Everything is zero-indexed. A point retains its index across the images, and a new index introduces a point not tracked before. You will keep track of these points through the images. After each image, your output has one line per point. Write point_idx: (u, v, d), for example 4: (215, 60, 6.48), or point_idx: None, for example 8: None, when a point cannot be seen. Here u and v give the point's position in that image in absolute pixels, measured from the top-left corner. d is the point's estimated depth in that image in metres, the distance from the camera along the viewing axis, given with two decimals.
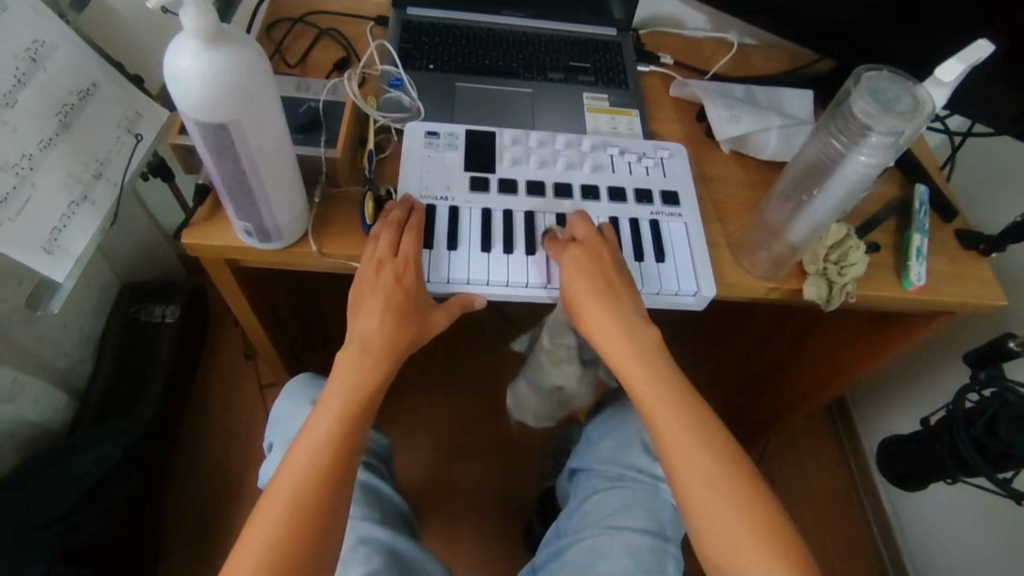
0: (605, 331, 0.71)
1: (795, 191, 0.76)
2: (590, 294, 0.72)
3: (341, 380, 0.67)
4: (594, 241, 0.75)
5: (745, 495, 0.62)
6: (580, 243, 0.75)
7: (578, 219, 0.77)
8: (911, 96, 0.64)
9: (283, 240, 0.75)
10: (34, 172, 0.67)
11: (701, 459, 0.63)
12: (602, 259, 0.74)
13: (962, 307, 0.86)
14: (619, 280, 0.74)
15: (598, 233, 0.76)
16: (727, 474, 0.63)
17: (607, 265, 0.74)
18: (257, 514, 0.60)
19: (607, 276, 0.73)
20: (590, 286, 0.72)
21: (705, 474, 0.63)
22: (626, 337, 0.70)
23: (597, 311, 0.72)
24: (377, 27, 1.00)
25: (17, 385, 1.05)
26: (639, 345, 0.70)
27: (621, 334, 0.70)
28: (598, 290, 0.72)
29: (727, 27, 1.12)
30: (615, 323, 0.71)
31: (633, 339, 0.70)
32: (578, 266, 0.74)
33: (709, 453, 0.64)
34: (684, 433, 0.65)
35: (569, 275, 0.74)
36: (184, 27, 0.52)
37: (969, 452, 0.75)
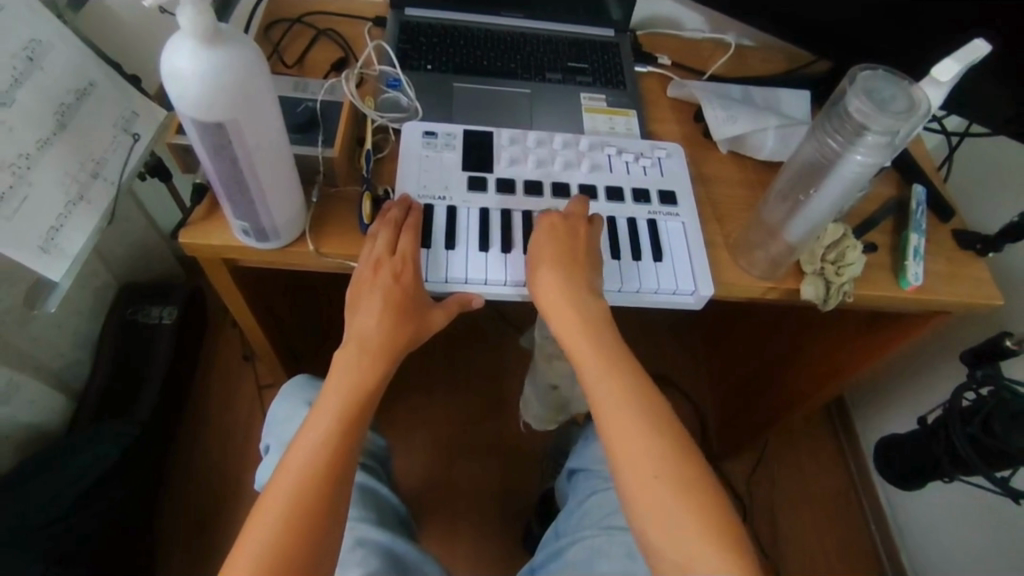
0: (562, 314, 0.70)
1: (792, 191, 0.76)
2: (552, 286, 0.71)
3: (340, 379, 0.67)
4: (576, 220, 0.75)
5: (693, 493, 0.60)
6: (557, 225, 0.74)
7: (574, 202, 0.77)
8: (907, 96, 0.64)
9: (281, 239, 0.75)
10: (31, 171, 0.67)
11: (646, 447, 0.62)
12: (567, 250, 0.73)
13: (960, 307, 0.86)
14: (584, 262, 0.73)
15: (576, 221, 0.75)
16: (674, 471, 0.61)
17: (573, 256, 0.73)
18: (256, 515, 0.59)
19: (570, 258, 0.73)
20: (555, 278, 0.71)
21: (646, 459, 0.61)
22: (584, 330, 0.69)
23: (559, 303, 0.70)
24: (375, 27, 1.00)
25: (13, 387, 1.05)
26: (597, 337, 0.69)
27: (578, 321, 0.69)
28: (562, 281, 0.71)
29: (724, 28, 1.12)
30: (575, 315, 0.69)
31: (593, 332, 0.69)
32: (546, 256, 0.73)
33: (658, 448, 0.62)
34: (634, 428, 0.63)
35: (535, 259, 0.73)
36: (181, 26, 0.52)
37: (965, 450, 0.75)
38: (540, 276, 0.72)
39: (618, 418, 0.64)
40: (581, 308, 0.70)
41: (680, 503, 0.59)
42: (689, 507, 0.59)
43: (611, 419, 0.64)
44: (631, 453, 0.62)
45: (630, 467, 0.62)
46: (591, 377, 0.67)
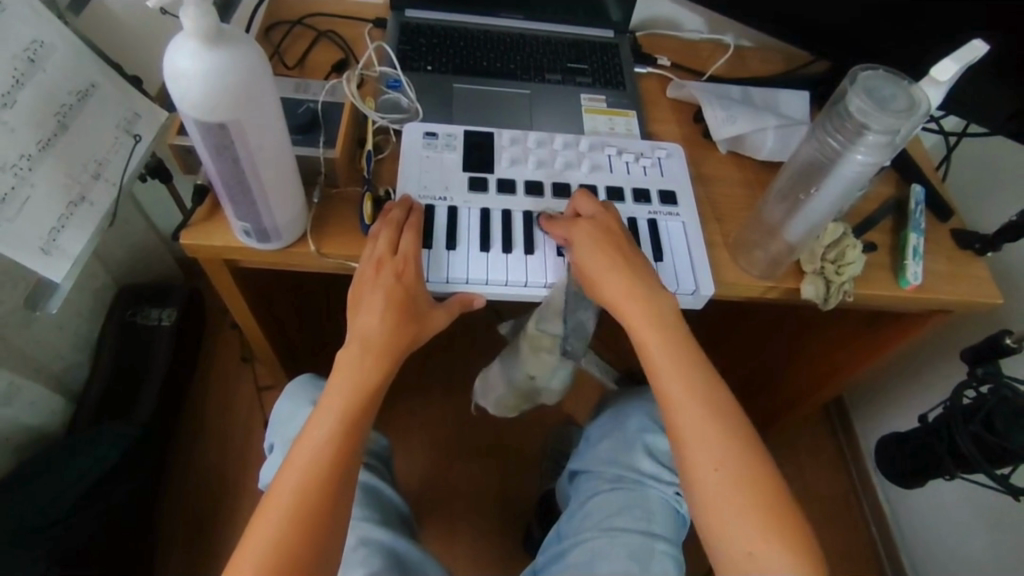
0: (633, 308, 0.70)
1: (792, 190, 0.77)
2: (620, 287, 0.71)
3: (342, 379, 0.67)
4: (604, 218, 0.75)
5: (767, 506, 0.61)
6: (592, 226, 0.74)
7: (579, 198, 0.78)
8: (907, 96, 0.64)
9: (283, 240, 0.75)
10: (32, 172, 0.67)
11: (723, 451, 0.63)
12: (629, 254, 0.73)
13: (959, 305, 0.86)
14: (633, 259, 0.73)
15: (611, 217, 0.76)
16: (748, 482, 0.62)
17: (633, 260, 0.72)
18: (260, 516, 0.59)
19: (624, 256, 0.72)
20: (622, 282, 0.71)
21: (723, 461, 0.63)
22: (656, 334, 0.69)
23: (629, 305, 0.70)
24: (375, 28, 1.01)
25: (14, 389, 1.04)
26: (668, 341, 0.68)
27: (648, 317, 0.69)
28: (630, 285, 0.70)
29: (723, 29, 1.13)
30: (649, 319, 0.69)
31: (667, 336, 0.69)
32: (602, 261, 0.72)
33: (729, 459, 0.63)
34: (709, 438, 0.64)
35: (586, 254, 0.73)
36: (184, 27, 0.53)
37: (967, 447, 0.75)
38: (602, 278, 0.72)
39: (692, 426, 0.65)
40: (652, 311, 0.69)
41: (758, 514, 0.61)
42: (763, 522, 0.61)
43: (687, 427, 0.65)
44: (704, 464, 0.63)
45: (704, 480, 0.63)
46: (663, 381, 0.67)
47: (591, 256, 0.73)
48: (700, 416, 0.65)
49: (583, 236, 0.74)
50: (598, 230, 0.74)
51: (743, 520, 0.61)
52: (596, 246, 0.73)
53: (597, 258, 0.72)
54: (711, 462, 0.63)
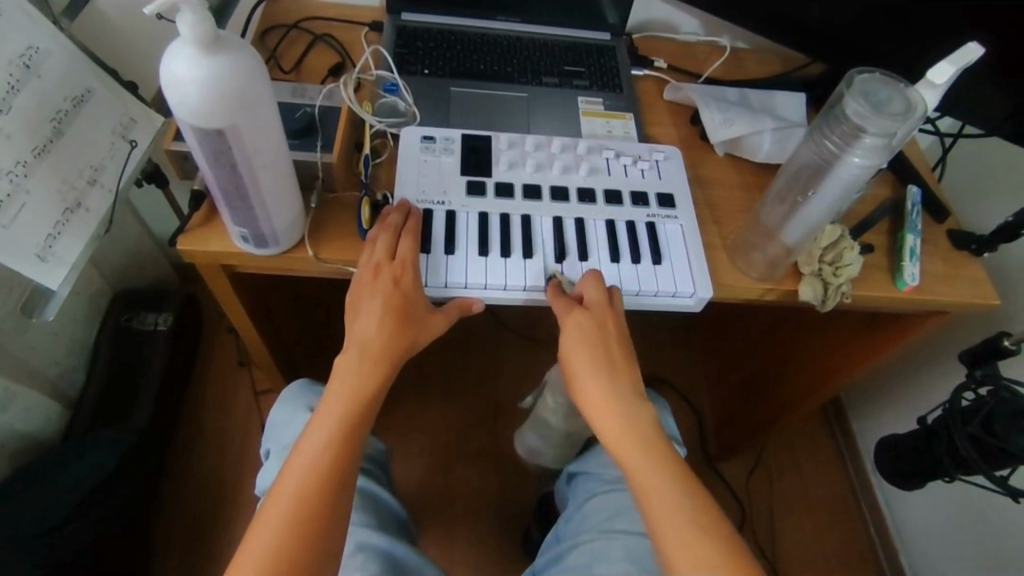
0: (609, 415, 0.68)
1: (790, 192, 0.77)
2: (599, 392, 0.68)
3: (341, 384, 0.67)
4: (602, 305, 0.73)
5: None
6: (585, 317, 0.72)
7: (587, 281, 0.74)
8: (904, 99, 0.64)
9: (280, 245, 0.74)
10: (27, 178, 0.67)
11: (703, 554, 0.59)
12: (613, 350, 0.71)
13: (956, 306, 0.87)
14: (621, 358, 0.71)
15: (609, 306, 0.73)
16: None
17: (616, 359, 0.70)
18: (258, 525, 0.59)
19: (609, 353, 0.70)
20: (600, 383, 0.69)
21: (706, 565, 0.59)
22: (639, 440, 0.66)
23: (608, 411, 0.68)
24: (372, 32, 1.01)
25: (9, 395, 1.03)
26: (648, 446, 0.66)
27: (623, 419, 0.67)
28: (609, 386, 0.69)
29: (719, 31, 1.13)
30: (626, 427, 0.67)
31: (648, 440, 0.66)
32: (586, 363, 0.70)
33: (717, 568, 0.59)
34: (693, 545, 0.60)
35: (572, 348, 0.71)
36: (180, 33, 0.52)
37: (965, 447, 0.75)
38: (583, 383, 0.70)
39: (673, 535, 0.61)
40: (632, 419, 0.67)
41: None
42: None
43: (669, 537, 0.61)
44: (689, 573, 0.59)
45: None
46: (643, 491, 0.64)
47: (574, 354, 0.71)
48: (681, 524, 0.61)
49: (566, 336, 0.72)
50: (584, 322, 0.71)
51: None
52: (577, 343, 0.71)
53: (580, 360, 0.70)
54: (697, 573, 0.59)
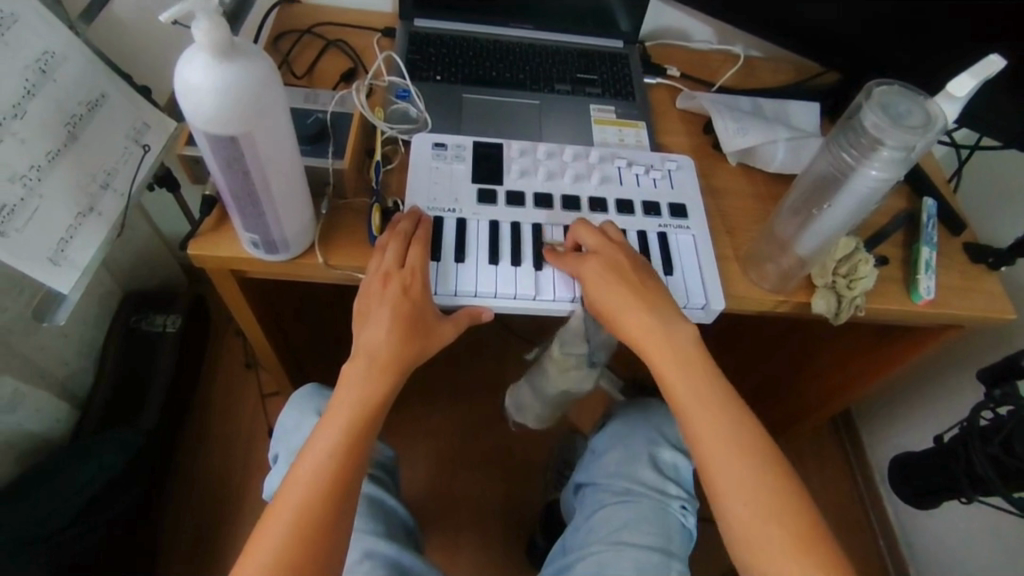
0: (645, 331, 0.71)
1: (805, 206, 0.76)
2: (651, 333, 0.70)
3: (348, 391, 0.67)
4: (610, 246, 0.75)
5: (804, 538, 0.63)
6: (604, 252, 0.74)
7: (579, 230, 0.76)
8: (924, 111, 0.63)
9: (290, 252, 0.74)
10: (41, 183, 0.67)
11: (740, 466, 0.66)
12: (657, 293, 0.73)
13: (973, 320, 0.85)
14: (645, 276, 0.73)
15: (616, 247, 0.75)
16: (790, 527, 0.64)
17: (661, 301, 0.72)
18: (258, 539, 0.59)
19: (637, 277, 0.73)
20: (636, 303, 0.71)
21: (741, 475, 0.66)
22: (698, 391, 0.69)
23: (668, 364, 0.70)
24: (384, 38, 1.01)
25: (18, 397, 1.04)
26: (684, 360, 0.70)
27: (658, 331, 0.70)
28: (645, 306, 0.71)
29: (732, 39, 1.12)
30: (667, 347, 0.70)
31: (705, 388, 0.69)
32: (638, 311, 0.71)
33: (751, 476, 0.66)
34: (730, 459, 0.66)
35: (595, 271, 0.73)
36: (196, 39, 0.52)
37: (985, 468, 0.74)
38: (639, 337, 0.71)
39: (736, 478, 0.66)
40: (691, 370, 0.70)
41: (804, 557, 0.62)
42: (809, 562, 0.62)
43: (728, 481, 0.66)
44: (750, 513, 0.64)
45: (751, 530, 0.64)
46: (703, 444, 0.67)
47: (618, 300, 0.72)
48: (719, 436, 0.67)
49: (603, 289, 0.72)
50: (620, 268, 0.73)
51: (789, 568, 0.62)
52: (623, 297, 0.72)
53: (635, 318, 0.71)
54: (734, 476, 0.66)
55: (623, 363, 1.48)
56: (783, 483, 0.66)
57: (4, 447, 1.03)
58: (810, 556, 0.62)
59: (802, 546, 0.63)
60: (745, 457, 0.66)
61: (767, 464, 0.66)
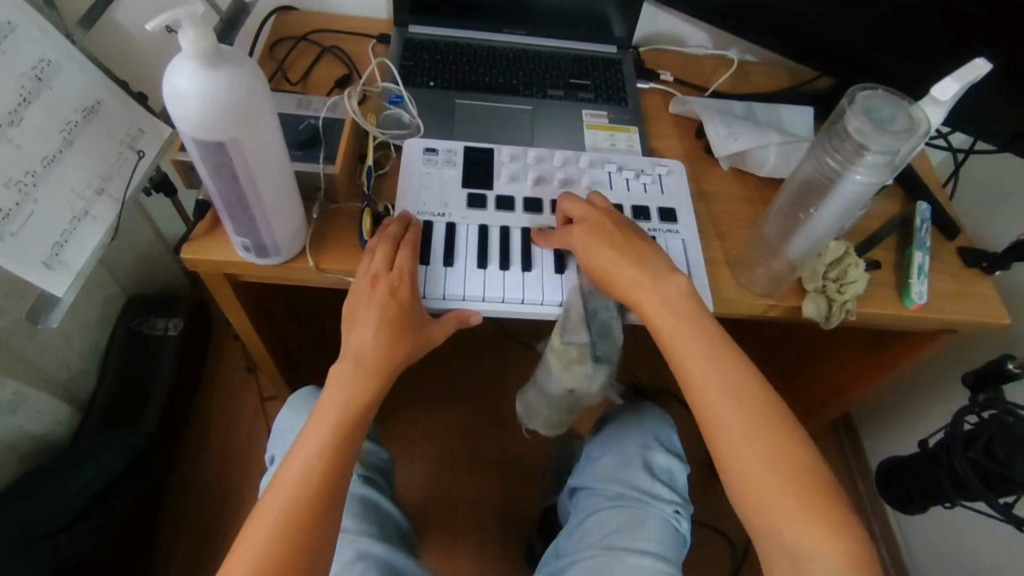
0: (642, 289, 0.70)
1: (792, 210, 0.76)
2: (646, 291, 0.70)
3: (335, 392, 0.68)
4: (600, 211, 0.76)
5: (806, 490, 0.62)
6: (595, 216, 0.75)
7: (568, 201, 0.77)
8: (907, 116, 0.63)
9: (281, 256, 0.75)
10: (37, 188, 0.68)
11: (740, 419, 0.65)
12: (649, 255, 0.73)
13: (966, 325, 0.85)
14: (636, 239, 0.74)
15: (603, 212, 0.76)
16: (795, 479, 0.63)
17: (655, 262, 0.72)
18: (242, 539, 0.59)
19: (628, 240, 0.73)
20: (631, 264, 0.72)
21: (740, 427, 0.65)
22: (700, 347, 0.68)
23: (669, 321, 0.69)
24: (379, 44, 1.02)
25: (19, 398, 1.06)
26: (682, 317, 0.69)
27: (654, 290, 0.70)
28: (639, 267, 0.71)
29: (726, 44, 1.13)
30: (664, 304, 0.70)
31: (708, 345, 0.68)
32: (632, 270, 0.71)
33: (750, 428, 0.65)
34: (731, 412, 0.65)
35: (588, 237, 0.74)
36: (183, 48, 0.53)
37: (966, 472, 0.74)
38: (638, 296, 0.71)
39: (739, 433, 0.65)
40: (693, 327, 0.69)
41: (810, 508, 0.61)
42: (809, 509, 0.61)
43: (732, 436, 0.65)
44: (756, 466, 0.63)
45: (757, 483, 0.63)
46: (705, 399, 0.67)
47: (612, 261, 0.72)
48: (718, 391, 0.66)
49: (598, 248, 0.73)
50: (611, 233, 0.74)
51: (790, 518, 0.61)
52: (617, 259, 0.72)
53: (633, 277, 0.71)
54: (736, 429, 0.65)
55: (621, 367, 1.48)
56: (786, 433, 0.65)
57: (5, 448, 1.04)
58: (817, 508, 0.61)
59: (804, 498, 0.62)
60: (748, 410, 0.65)
61: (769, 417, 0.65)
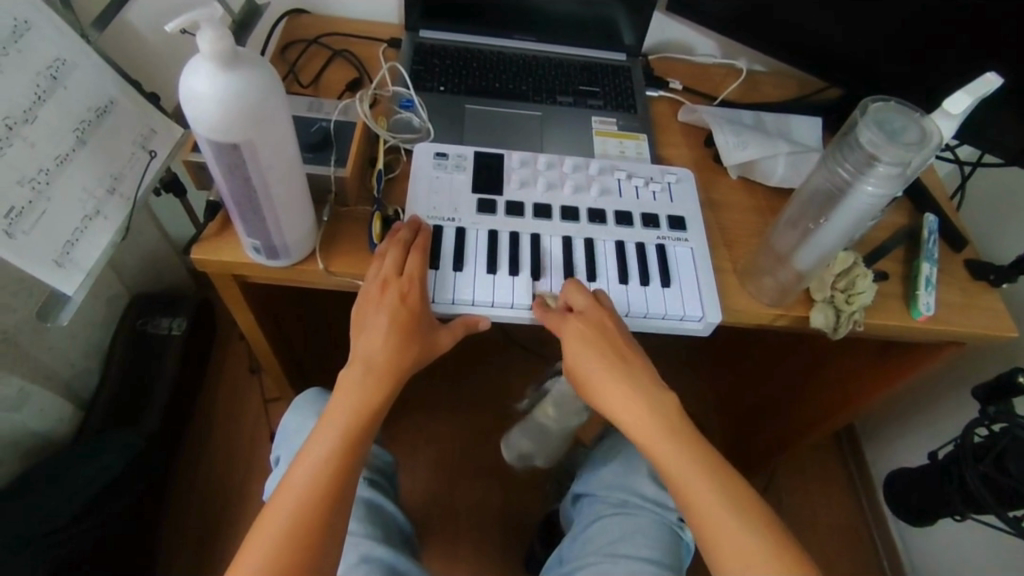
0: (621, 400, 0.70)
1: (802, 218, 0.76)
2: (625, 400, 0.70)
3: (345, 396, 0.68)
4: (597, 312, 0.74)
5: None
6: (581, 318, 0.74)
7: (571, 290, 0.76)
8: (918, 128, 0.63)
9: (291, 258, 0.75)
10: (49, 186, 0.68)
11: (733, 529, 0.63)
12: (629, 359, 0.72)
13: (974, 338, 0.85)
14: (618, 338, 0.73)
15: (601, 307, 0.75)
16: None
17: (634, 367, 0.72)
18: (251, 540, 0.59)
19: (609, 341, 0.73)
20: (610, 372, 0.71)
21: (733, 536, 0.63)
22: (686, 457, 0.67)
23: (653, 434, 0.68)
24: (390, 48, 1.02)
25: (24, 395, 1.06)
26: (662, 425, 0.69)
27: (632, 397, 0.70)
28: (618, 375, 0.71)
29: (735, 54, 1.13)
30: (644, 411, 0.69)
31: (699, 462, 0.67)
32: (611, 379, 0.71)
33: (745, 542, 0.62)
34: (726, 523, 0.63)
35: (571, 342, 0.73)
36: (200, 51, 0.54)
37: (977, 487, 0.74)
38: (620, 411, 0.70)
39: (739, 547, 0.62)
40: (678, 441, 0.68)
41: None
42: None
43: (731, 550, 0.62)
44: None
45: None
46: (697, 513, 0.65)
47: (593, 368, 0.72)
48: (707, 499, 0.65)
49: (580, 350, 0.72)
50: (592, 335, 0.73)
51: None
52: (596, 361, 0.72)
53: (616, 389, 0.71)
54: (731, 539, 0.63)
55: None
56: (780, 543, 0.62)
57: (8, 446, 1.04)
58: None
59: None
60: (745, 520, 0.63)
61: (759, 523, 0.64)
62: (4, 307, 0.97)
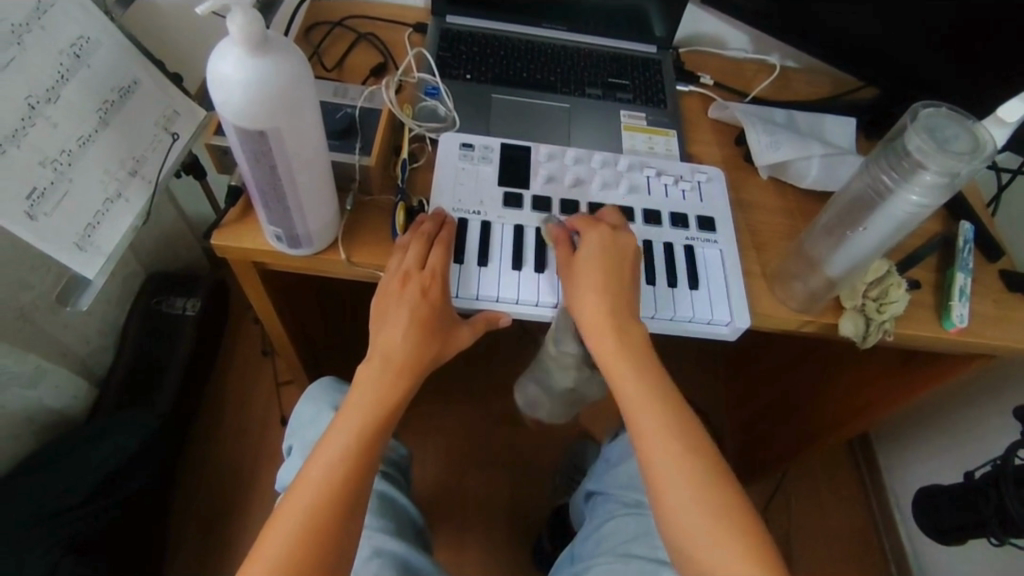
0: (591, 312, 0.68)
1: (837, 226, 0.73)
2: (597, 311, 0.68)
3: (363, 393, 0.67)
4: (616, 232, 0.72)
5: (752, 540, 0.59)
6: (599, 238, 0.71)
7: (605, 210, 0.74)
8: (971, 135, 0.61)
9: (313, 247, 0.74)
10: (72, 167, 0.67)
11: (678, 451, 0.62)
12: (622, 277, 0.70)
13: (1006, 351, 0.83)
14: (619, 250, 0.71)
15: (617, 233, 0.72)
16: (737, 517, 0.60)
17: (621, 283, 0.69)
18: (261, 541, 0.58)
19: (608, 257, 0.70)
20: (595, 285, 0.68)
21: (681, 458, 0.62)
22: (655, 396, 0.65)
23: (622, 368, 0.66)
24: (416, 33, 1.00)
25: (40, 372, 1.06)
26: (626, 343, 0.67)
27: (605, 310, 0.68)
28: (599, 289, 0.68)
29: (768, 49, 1.10)
30: (611, 327, 0.67)
31: (658, 389, 0.66)
32: (595, 290, 0.68)
33: (685, 464, 0.62)
34: (672, 445, 0.63)
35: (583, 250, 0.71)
36: (231, 33, 0.52)
37: (1017, 507, 0.73)
38: (588, 325, 0.68)
39: (684, 475, 0.61)
40: (647, 380, 0.66)
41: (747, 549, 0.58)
42: (750, 553, 0.58)
43: (679, 494, 0.61)
44: (696, 528, 0.59)
45: (696, 538, 0.59)
46: (647, 450, 0.63)
47: (582, 280, 0.69)
48: (657, 418, 0.64)
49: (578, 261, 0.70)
50: (598, 256, 0.70)
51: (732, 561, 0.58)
52: (591, 274, 0.69)
53: (595, 311, 0.68)
54: (669, 459, 0.62)
55: None
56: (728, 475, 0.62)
57: (22, 420, 1.04)
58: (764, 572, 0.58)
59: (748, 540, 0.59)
60: (704, 466, 0.62)
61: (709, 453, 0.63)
62: (22, 285, 0.98)
